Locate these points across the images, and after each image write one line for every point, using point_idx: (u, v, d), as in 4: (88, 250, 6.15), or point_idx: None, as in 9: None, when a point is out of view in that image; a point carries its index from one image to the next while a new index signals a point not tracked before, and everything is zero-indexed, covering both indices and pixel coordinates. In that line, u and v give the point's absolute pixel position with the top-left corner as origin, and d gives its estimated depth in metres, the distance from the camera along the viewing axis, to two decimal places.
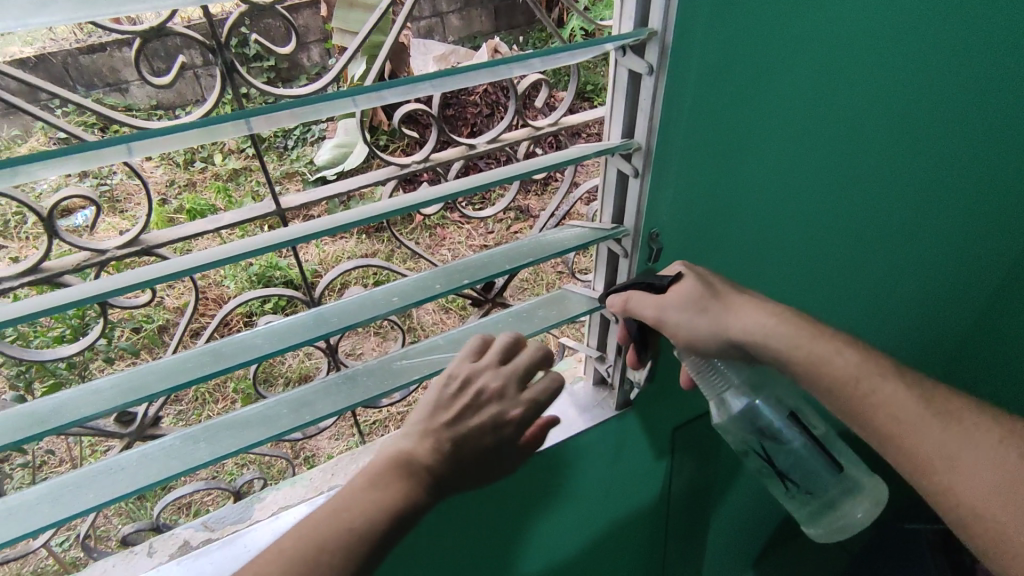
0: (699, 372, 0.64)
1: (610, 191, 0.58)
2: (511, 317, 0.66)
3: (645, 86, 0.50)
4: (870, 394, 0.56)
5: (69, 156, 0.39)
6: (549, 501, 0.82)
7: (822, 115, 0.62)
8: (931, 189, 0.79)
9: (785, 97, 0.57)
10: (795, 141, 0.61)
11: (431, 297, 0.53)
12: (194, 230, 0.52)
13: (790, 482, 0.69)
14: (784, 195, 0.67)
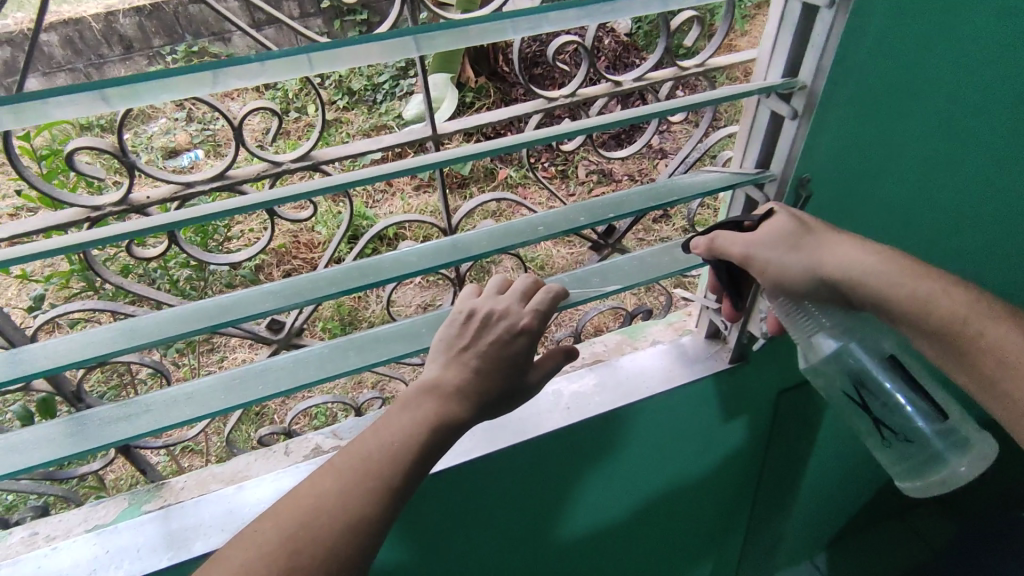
0: (788, 311, 0.62)
1: (760, 134, 0.57)
2: (638, 260, 0.67)
3: (821, 21, 0.48)
4: (981, 341, 0.56)
5: (263, 62, 0.43)
6: (650, 448, 0.83)
7: (993, 61, 0.57)
8: None
9: (964, 39, 0.54)
10: (960, 89, 0.58)
11: (576, 229, 0.54)
12: (357, 149, 0.55)
13: (885, 430, 0.66)
14: (941, 148, 0.63)
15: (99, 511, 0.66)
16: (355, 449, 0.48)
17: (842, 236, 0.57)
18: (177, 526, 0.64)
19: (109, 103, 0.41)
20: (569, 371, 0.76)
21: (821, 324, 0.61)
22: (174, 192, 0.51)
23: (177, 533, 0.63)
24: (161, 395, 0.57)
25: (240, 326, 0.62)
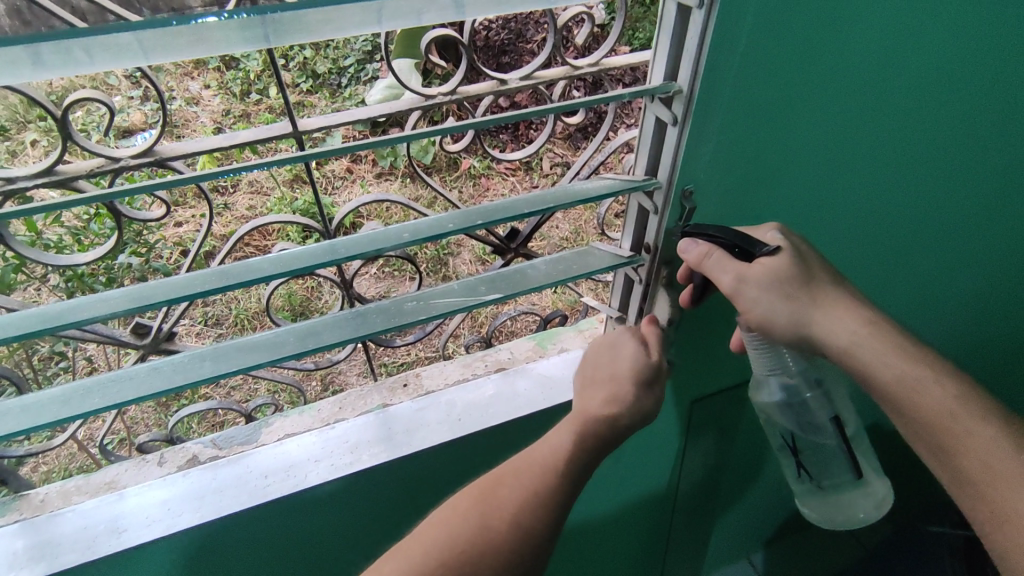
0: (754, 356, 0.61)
1: (645, 139, 0.54)
2: (529, 268, 0.64)
3: (695, 21, 0.45)
4: (966, 439, 0.53)
5: (80, 40, 0.36)
6: None
7: (877, 82, 0.57)
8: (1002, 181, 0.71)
9: (841, 54, 0.52)
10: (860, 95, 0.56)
11: (443, 235, 0.51)
12: (209, 146, 0.51)
13: (806, 473, 0.70)
14: (835, 166, 0.62)
15: None
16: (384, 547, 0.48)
17: (729, 254, 0.55)
18: (29, 542, 0.60)
19: None
20: (467, 381, 0.73)
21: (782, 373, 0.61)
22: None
23: (29, 547, 0.59)
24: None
25: (96, 330, 0.58)
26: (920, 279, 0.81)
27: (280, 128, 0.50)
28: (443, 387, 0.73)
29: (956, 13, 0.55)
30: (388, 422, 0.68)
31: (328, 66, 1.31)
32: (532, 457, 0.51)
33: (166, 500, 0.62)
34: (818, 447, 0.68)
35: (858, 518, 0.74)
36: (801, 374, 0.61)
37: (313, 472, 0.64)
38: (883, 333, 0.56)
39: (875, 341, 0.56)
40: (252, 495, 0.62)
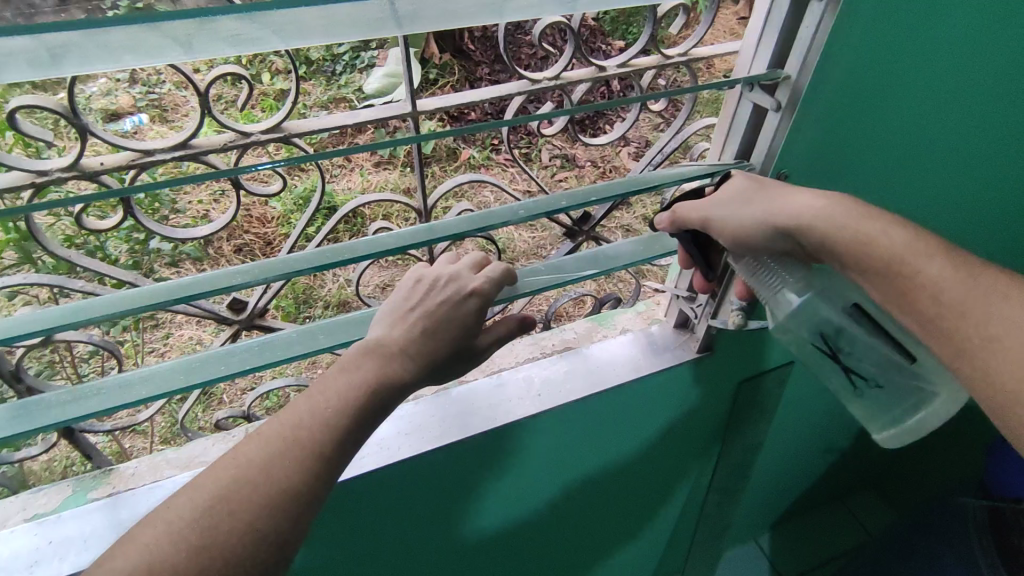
0: (750, 271, 0.62)
1: (742, 125, 0.57)
2: (599, 254, 0.68)
3: (811, 12, 0.48)
4: (915, 277, 0.53)
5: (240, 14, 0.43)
6: (613, 435, 0.85)
7: (959, 77, 0.59)
8: None
9: (937, 49, 0.55)
10: (946, 90, 0.60)
11: (558, 211, 0.54)
12: (332, 123, 0.52)
13: (856, 379, 0.64)
14: (910, 154, 0.65)
15: (40, 498, 0.61)
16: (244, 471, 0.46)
17: (763, 188, 0.56)
18: (127, 516, 0.60)
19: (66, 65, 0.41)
20: (540, 359, 0.77)
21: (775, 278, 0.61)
22: (130, 158, 0.46)
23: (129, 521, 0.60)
24: (107, 378, 0.52)
25: (198, 305, 0.59)
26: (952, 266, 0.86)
27: (401, 109, 0.51)
28: (516, 364, 0.76)
29: None
30: (468, 398, 0.72)
31: (322, 53, 1.28)
32: (247, 443, 0.48)
33: None
34: (853, 345, 0.62)
35: (925, 416, 0.62)
36: (797, 266, 0.60)
37: (406, 445, 0.67)
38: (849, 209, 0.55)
39: (838, 220, 0.54)
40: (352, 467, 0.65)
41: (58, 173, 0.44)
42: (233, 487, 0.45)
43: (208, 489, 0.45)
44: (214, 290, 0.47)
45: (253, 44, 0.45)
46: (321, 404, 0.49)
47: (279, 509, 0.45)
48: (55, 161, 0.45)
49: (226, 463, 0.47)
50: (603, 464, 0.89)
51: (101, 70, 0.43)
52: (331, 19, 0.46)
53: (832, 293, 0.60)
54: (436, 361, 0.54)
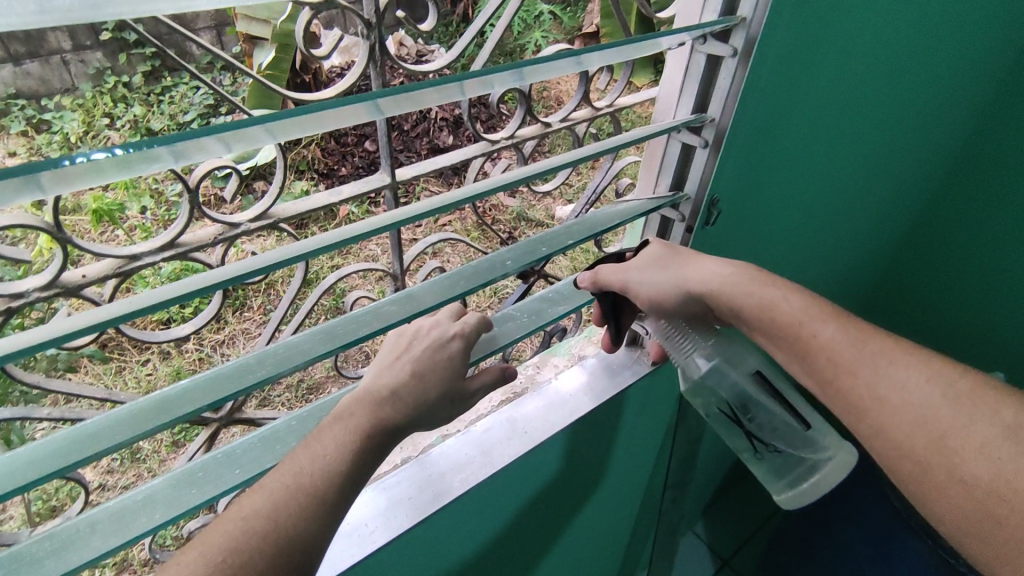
0: (663, 332, 0.69)
1: (674, 163, 0.66)
2: (557, 293, 0.74)
3: (727, 67, 0.57)
4: (827, 339, 0.57)
5: (224, 128, 0.37)
6: (584, 457, 0.89)
7: (829, 108, 0.73)
8: (883, 155, 0.94)
9: (815, 89, 0.68)
10: (818, 121, 0.73)
11: (542, 258, 0.58)
12: (317, 203, 0.52)
13: (756, 441, 0.69)
14: (801, 172, 0.79)
15: None
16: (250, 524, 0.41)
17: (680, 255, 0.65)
18: None
19: (46, 190, 0.34)
20: (513, 400, 0.80)
21: (687, 343, 0.67)
22: (113, 266, 0.44)
23: None
24: (98, 511, 0.47)
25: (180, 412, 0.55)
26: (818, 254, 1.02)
27: (383, 181, 0.53)
28: (493, 408, 0.78)
29: (873, 54, 0.72)
30: (459, 449, 0.72)
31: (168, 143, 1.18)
32: (254, 491, 0.43)
33: None
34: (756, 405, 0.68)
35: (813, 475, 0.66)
36: (703, 331, 0.67)
37: (410, 509, 0.66)
38: (752, 278, 0.61)
39: (741, 289, 0.60)
40: (363, 544, 0.62)
41: (34, 293, 0.41)
42: (246, 535, 0.40)
43: (217, 543, 0.40)
44: (219, 398, 0.44)
45: (244, 138, 0.39)
46: (323, 451, 0.46)
47: (288, 558, 0.41)
48: (30, 280, 0.41)
49: (231, 513, 0.42)
50: (577, 487, 0.93)
51: (81, 187, 0.35)
52: (331, 106, 0.41)
53: (737, 360, 0.66)
54: (425, 408, 0.52)
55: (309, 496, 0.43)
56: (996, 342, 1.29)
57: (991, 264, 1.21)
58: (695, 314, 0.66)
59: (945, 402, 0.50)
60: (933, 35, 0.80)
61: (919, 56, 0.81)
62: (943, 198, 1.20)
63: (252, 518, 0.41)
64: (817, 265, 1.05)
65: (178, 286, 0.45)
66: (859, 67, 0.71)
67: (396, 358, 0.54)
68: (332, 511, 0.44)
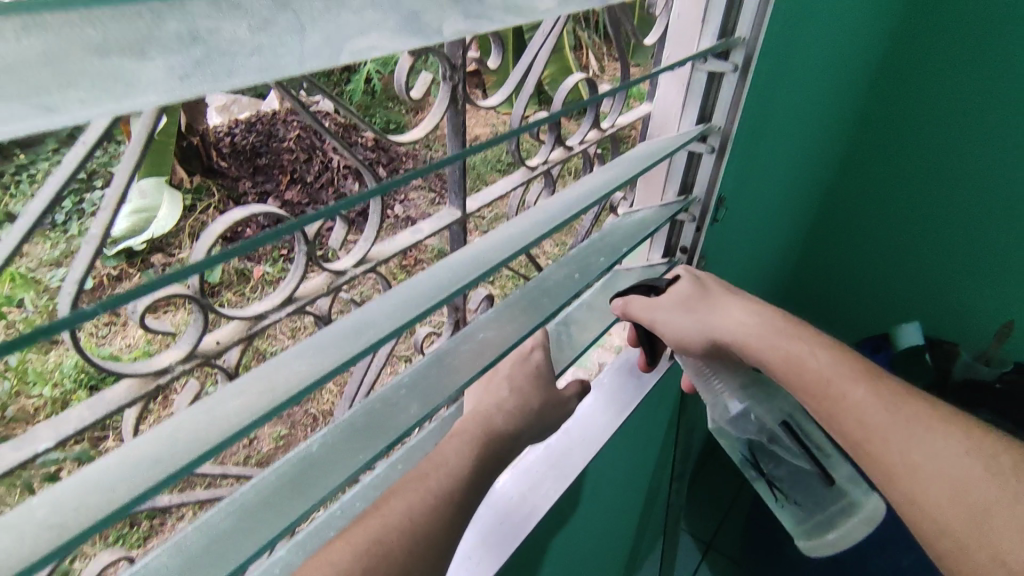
0: (698, 376, 0.71)
1: (681, 171, 0.74)
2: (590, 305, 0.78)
3: (729, 80, 0.65)
4: None
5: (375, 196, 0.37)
6: (615, 461, 0.93)
7: (777, 98, 0.82)
8: (815, 108, 1.04)
9: (770, 91, 0.78)
10: (773, 119, 0.85)
11: (607, 267, 0.65)
12: (402, 243, 0.52)
13: (778, 490, 0.76)
14: (757, 159, 0.87)
15: None
16: (394, 519, 0.40)
17: (709, 292, 0.68)
18: None
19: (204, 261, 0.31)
20: None
21: (720, 390, 0.71)
22: (241, 329, 0.43)
23: None
24: None
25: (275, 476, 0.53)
26: (774, 228, 1.18)
27: (457, 213, 0.56)
28: None
29: (803, 56, 0.84)
30: (522, 471, 0.74)
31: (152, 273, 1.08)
32: (387, 495, 0.42)
33: None
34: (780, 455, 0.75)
35: (838, 535, 0.75)
36: (750, 385, 0.70)
37: (501, 538, 0.66)
38: (779, 328, 0.63)
39: (766, 341, 0.62)
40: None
41: (178, 368, 0.39)
42: (385, 530, 0.40)
43: (360, 534, 0.39)
44: (387, 441, 0.44)
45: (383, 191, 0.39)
46: (445, 458, 0.46)
47: (423, 562, 0.39)
48: (167, 354, 0.39)
49: (371, 512, 0.41)
50: (610, 493, 0.96)
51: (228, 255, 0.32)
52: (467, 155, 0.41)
53: (768, 408, 0.71)
54: (529, 419, 0.54)
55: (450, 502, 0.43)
56: (926, 264, 1.48)
57: (884, 224, 1.48)
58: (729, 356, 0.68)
59: (988, 477, 0.47)
60: (841, 27, 0.92)
61: (832, 61, 0.98)
62: (848, 172, 1.46)
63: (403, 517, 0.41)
64: (761, 237, 1.14)
65: (313, 349, 0.37)
66: (797, 71, 0.85)
67: (491, 376, 0.56)
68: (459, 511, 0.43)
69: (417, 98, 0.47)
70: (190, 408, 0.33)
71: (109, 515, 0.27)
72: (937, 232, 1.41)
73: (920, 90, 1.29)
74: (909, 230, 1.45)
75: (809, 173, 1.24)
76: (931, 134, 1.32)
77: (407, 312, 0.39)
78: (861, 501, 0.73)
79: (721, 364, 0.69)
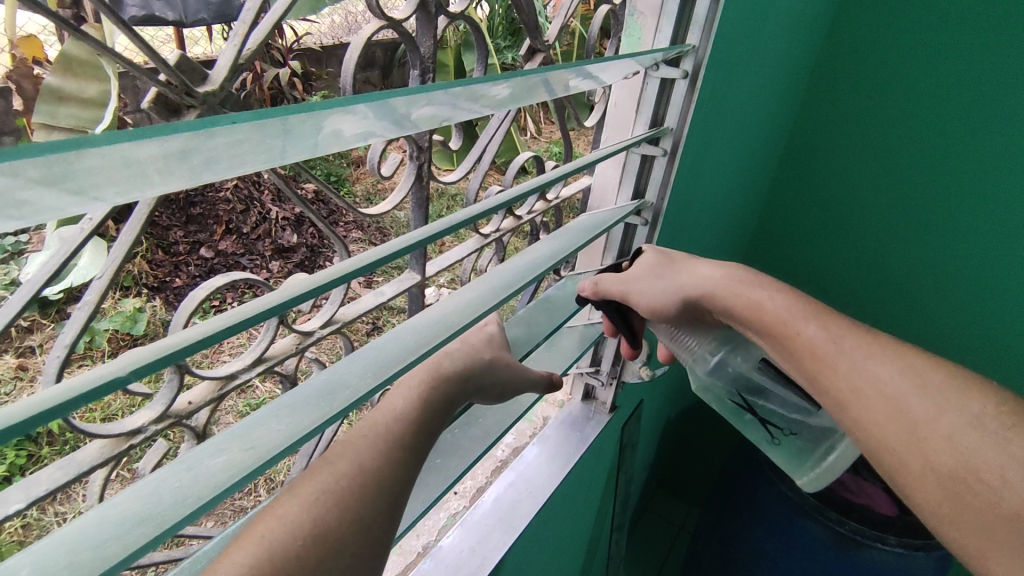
0: (673, 340, 0.81)
1: (619, 240, 0.82)
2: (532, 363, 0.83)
3: (660, 163, 0.74)
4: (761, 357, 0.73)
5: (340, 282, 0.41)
6: (561, 511, 0.97)
7: (699, 173, 0.92)
8: (740, 157, 1.13)
9: (693, 168, 0.88)
10: (695, 191, 0.96)
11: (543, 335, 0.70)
12: (366, 306, 0.56)
13: (774, 428, 0.83)
14: (684, 225, 0.97)
15: None
16: (292, 503, 0.38)
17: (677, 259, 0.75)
18: None
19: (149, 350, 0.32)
20: (501, 473, 0.86)
21: (695, 347, 0.81)
22: (213, 388, 0.44)
23: None
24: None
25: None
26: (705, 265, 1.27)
27: (416, 279, 0.60)
28: (485, 483, 0.84)
29: (720, 138, 0.95)
30: (476, 524, 0.77)
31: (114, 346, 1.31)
32: (329, 453, 0.43)
33: None
34: (762, 399, 0.82)
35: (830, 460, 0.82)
36: (720, 341, 0.80)
37: None
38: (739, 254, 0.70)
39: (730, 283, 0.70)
40: None
41: (152, 428, 0.40)
42: (293, 518, 0.37)
43: (268, 525, 0.37)
44: None
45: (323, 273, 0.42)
46: (389, 414, 0.48)
47: (325, 537, 0.37)
48: (141, 414, 0.40)
49: (311, 471, 0.42)
50: (555, 543, 1.00)
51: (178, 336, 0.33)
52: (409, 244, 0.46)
53: (741, 357, 0.79)
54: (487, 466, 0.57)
55: (356, 480, 0.41)
56: (866, 289, 1.50)
57: (819, 251, 1.53)
58: (695, 317, 0.77)
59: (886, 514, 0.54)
60: (752, 109, 1.05)
61: (743, 146, 1.11)
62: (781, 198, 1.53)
63: (306, 505, 0.39)
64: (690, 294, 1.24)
65: (288, 409, 0.39)
66: (715, 151, 0.97)
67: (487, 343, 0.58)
68: (373, 493, 0.41)
69: (387, 175, 0.53)
70: (152, 475, 0.34)
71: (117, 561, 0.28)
72: (871, 260, 1.46)
73: (843, 121, 1.36)
74: (845, 256, 1.50)
75: (742, 194, 1.29)
76: (856, 159, 1.38)
77: (365, 381, 0.42)
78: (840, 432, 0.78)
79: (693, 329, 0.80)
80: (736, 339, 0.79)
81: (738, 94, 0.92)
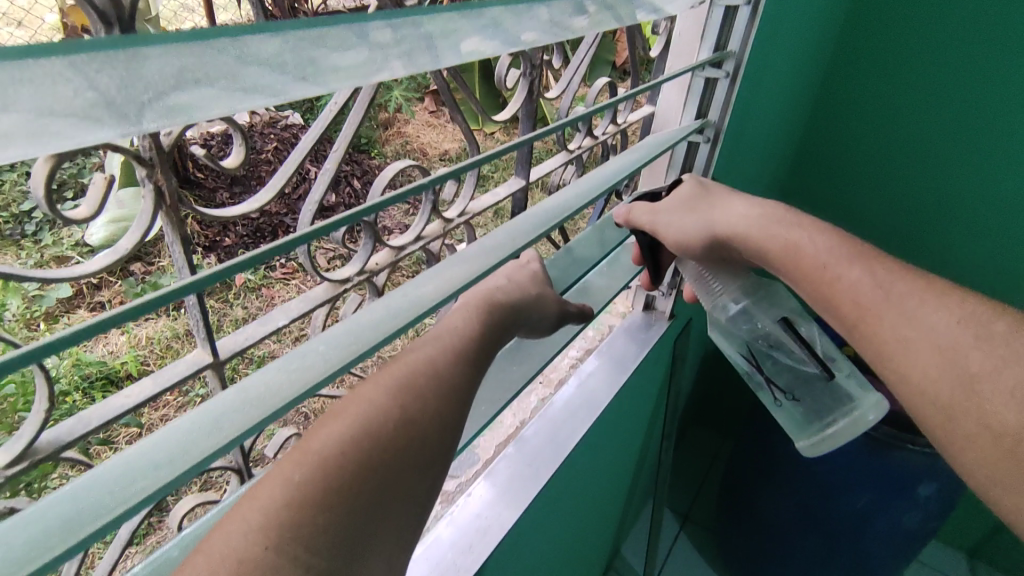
0: (699, 281, 0.83)
1: (683, 158, 0.92)
2: (604, 271, 0.94)
3: (723, 84, 0.84)
4: None
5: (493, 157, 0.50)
6: (625, 408, 1.10)
7: (754, 96, 1.00)
8: (786, 85, 1.20)
9: (749, 93, 0.97)
10: (749, 114, 1.04)
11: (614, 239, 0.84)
12: (487, 201, 0.66)
13: (778, 388, 0.87)
14: (737, 147, 1.06)
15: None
16: (371, 395, 0.40)
17: (702, 198, 0.77)
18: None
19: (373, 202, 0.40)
20: (577, 367, 0.98)
21: (719, 292, 0.82)
22: (390, 255, 0.56)
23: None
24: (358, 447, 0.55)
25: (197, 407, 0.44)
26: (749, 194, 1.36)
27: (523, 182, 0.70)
28: (564, 375, 0.97)
29: (773, 65, 1.03)
30: (562, 406, 0.90)
31: None
32: (410, 350, 0.45)
33: (488, 506, 0.74)
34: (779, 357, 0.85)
35: (829, 432, 0.85)
36: (745, 289, 0.81)
37: (552, 451, 0.83)
38: None
39: None
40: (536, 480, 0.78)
41: (356, 277, 0.52)
42: (375, 411, 0.39)
43: (353, 413, 0.39)
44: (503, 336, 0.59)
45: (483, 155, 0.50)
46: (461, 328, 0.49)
47: (403, 435, 0.39)
48: (348, 267, 0.52)
49: (395, 362, 0.44)
50: (619, 438, 1.14)
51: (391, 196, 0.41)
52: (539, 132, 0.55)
53: (767, 308, 0.80)
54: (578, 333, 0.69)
55: (430, 383, 0.43)
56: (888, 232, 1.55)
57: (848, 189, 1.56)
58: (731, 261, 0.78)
59: None
60: (800, 38, 1.12)
61: (789, 74, 1.18)
62: None
63: (388, 399, 0.40)
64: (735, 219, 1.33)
65: (461, 261, 0.51)
66: (767, 77, 1.04)
67: None
68: (445, 398, 0.43)
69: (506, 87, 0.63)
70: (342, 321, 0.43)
71: (173, 478, 0.31)
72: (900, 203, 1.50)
73: None
74: None
75: (784, 126, 1.33)
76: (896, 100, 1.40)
77: (490, 256, 0.51)
78: (857, 395, 0.81)
79: (718, 273, 0.80)
80: (767, 289, 0.80)
81: (790, 22, 0.99)
